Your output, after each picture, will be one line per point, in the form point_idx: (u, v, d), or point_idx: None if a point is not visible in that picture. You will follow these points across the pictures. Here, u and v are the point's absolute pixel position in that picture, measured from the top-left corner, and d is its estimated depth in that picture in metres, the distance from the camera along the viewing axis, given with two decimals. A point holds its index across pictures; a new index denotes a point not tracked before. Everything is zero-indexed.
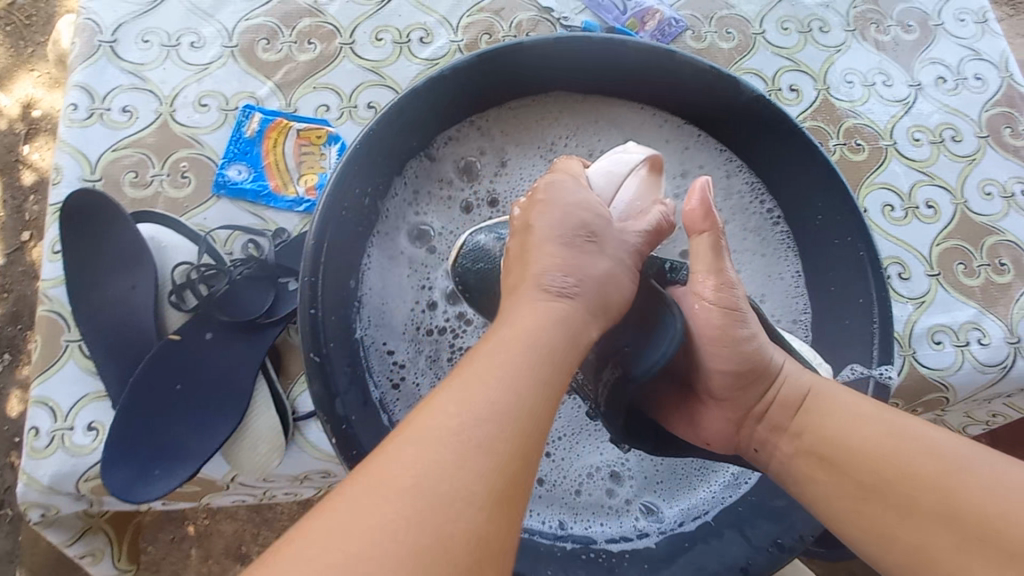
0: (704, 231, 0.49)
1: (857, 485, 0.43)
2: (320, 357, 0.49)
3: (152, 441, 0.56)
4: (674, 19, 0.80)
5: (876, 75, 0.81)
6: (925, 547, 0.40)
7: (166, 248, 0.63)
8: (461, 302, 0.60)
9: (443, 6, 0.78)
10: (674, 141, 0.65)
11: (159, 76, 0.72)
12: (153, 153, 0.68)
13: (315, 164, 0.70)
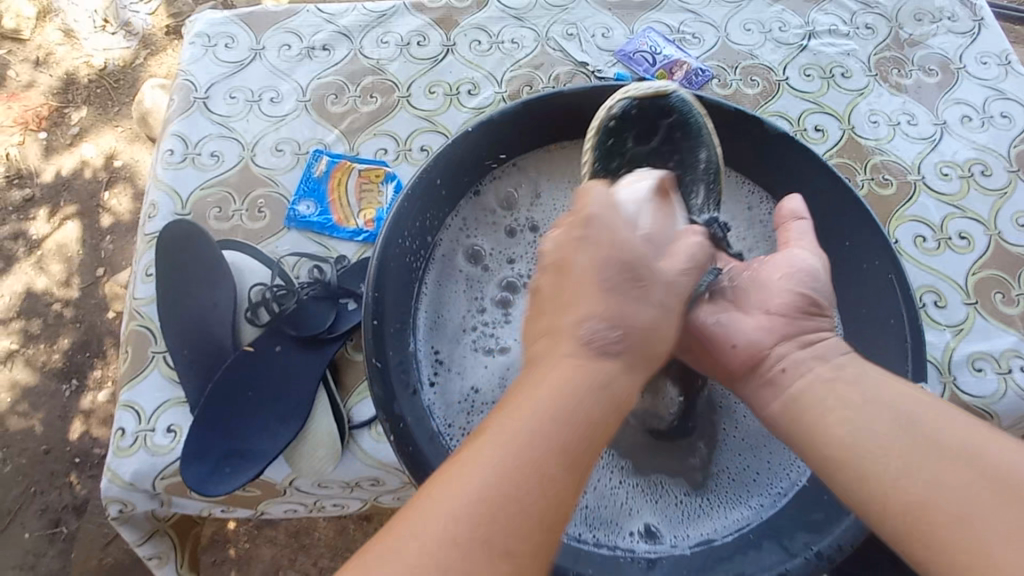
0: (800, 218, 0.57)
1: (895, 421, 0.41)
2: (381, 363, 0.54)
3: (226, 441, 0.61)
4: (700, 70, 0.87)
5: (901, 115, 0.85)
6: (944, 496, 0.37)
7: (245, 271, 0.72)
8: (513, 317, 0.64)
9: (489, 63, 0.88)
10: None
11: (243, 126, 0.83)
12: (234, 191, 0.78)
13: (373, 200, 0.78)
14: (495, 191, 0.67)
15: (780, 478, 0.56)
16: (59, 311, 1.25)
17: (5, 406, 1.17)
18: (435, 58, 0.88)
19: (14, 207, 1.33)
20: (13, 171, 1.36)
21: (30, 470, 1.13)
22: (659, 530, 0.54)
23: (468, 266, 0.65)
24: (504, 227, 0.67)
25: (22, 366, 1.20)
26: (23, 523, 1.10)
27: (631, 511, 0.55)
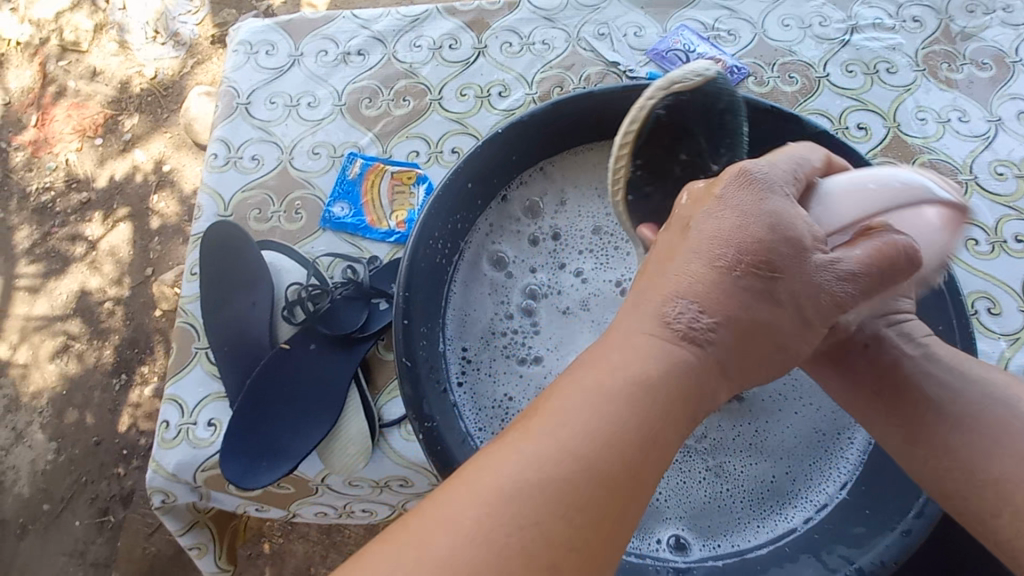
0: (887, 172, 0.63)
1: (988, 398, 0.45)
2: (410, 363, 0.55)
3: (261, 437, 0.64)
4: (736, 67, 0.85)
5: (951, 112, 0.81)
6: None
7: (281, 271, 0.74)
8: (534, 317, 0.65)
9: (520, 64, 0.88)
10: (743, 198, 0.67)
11: (282, 130, 0.86)
12: (273, 194, 0.81)
13: (406, 202, 0.80)
14: (520, 197, 0.68)
15: (822, 487, 0.54)
16: (111, 309, 1.31)
17: (60, 399, 1.24)
18: (467, 60, 0.89)
19: (72, 210, 1.41)
20: (71, 176, 1.44)
21: (84, 458, 1.20)
22: (689, 540, 0.53)
23: (493, 272, 0.66)
24: (528, 234, 0.67)
25: (77, 361, 1.27)
26: (76, 509, 1.17)
27: (659, 519, 0.54)
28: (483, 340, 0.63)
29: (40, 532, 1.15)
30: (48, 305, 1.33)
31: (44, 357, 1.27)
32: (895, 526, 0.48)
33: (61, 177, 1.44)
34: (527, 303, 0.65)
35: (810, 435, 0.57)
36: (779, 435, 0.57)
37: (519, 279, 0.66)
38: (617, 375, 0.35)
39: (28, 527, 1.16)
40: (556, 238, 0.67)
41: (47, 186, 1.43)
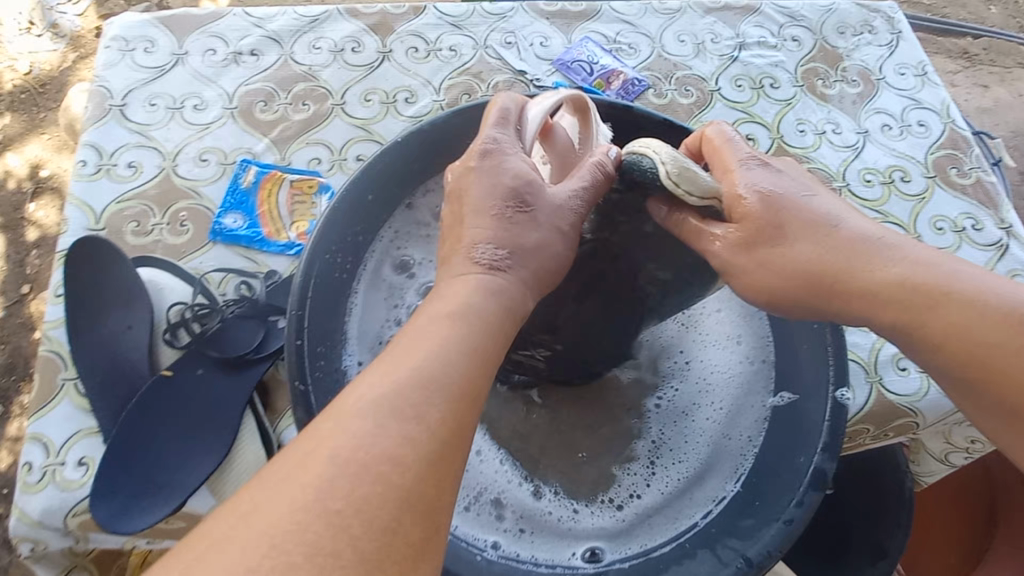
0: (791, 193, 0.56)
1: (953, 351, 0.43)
2: (305, 386, 0.52)
3: (139, 475, 0.57)
4: (637, 79, 0.89)
5: (826, 124, 0.89)
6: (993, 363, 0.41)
7: (163, 289, 0.67)
8: None
9: (427, 70, 0.87)
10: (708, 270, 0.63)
11: (165, 135, 0.79)
12: (155, 205, 0.74)
13: (306, 212, 0.75)
14: (427, 202, 0.64)
15: (723, 483, 0.56)
16: None
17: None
18: (372, 65, 0.86)
19: None
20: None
21: None
22: (603, 548, 0.53)
23: (396, 277, 0.62)
24: (437, 238, 0.64)
25: None
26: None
27: (573, 534, 0.54)
28: (377, 347, 0.59)
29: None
30: None
31: None
32: (778, 516, 0.52)
33: None
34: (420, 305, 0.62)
35: (709, 437, 0.59)
36: (683, 441, 0.60)
37: (422, 282, 0.63)
38: (455, 321, 0.38)
39: None
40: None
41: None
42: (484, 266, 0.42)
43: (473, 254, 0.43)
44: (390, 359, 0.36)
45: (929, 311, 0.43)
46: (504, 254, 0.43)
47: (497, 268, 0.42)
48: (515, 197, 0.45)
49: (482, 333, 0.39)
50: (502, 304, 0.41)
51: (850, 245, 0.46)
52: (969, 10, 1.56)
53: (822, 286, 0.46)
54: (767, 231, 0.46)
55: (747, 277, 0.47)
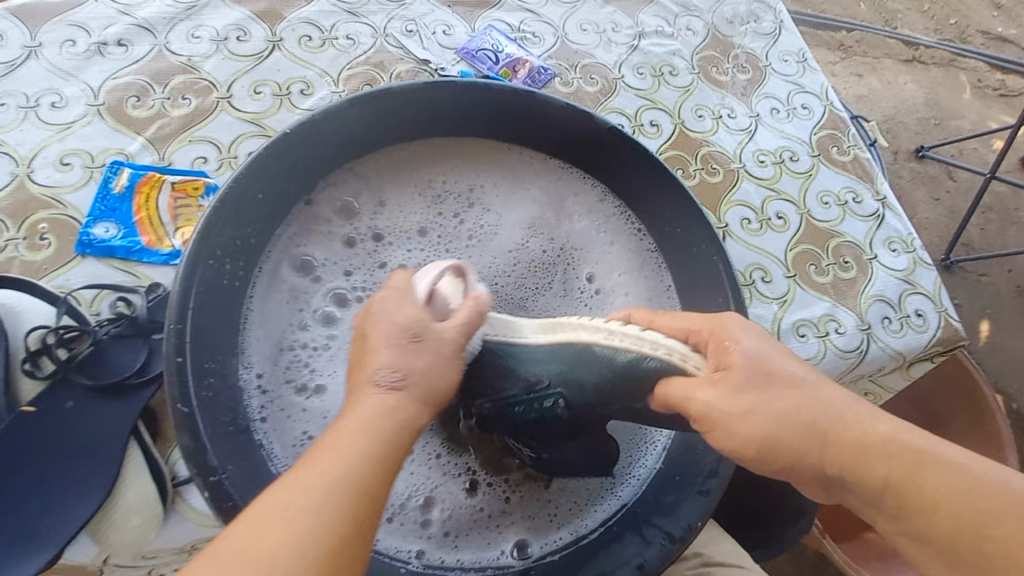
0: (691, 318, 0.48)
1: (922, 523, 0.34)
2: (188, 409, 0.46)
3: (0, 531, 0.50)
4: (543, 68, 0.89)
5: (722, 109, 0.93)
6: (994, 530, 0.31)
7: (19, 313, 0.58)
8: (340, 325, 0.57)
9: (324, 60, 0.82)
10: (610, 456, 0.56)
11: (16, 138, 0.69)
12: (7, 218, 0.64)
13: (192, 216, 0.68)
14: (329, 198, 0.61)
15: (645, 464, 0.57)
16: None
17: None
18: (260, 55, 0.80)
19: None
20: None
21: None
22: (530, 542, 0.52)
23: (295, 279, 0.58)
24: (341, 236, 0.61)
25: None
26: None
27: (500, 530, 0.52)
28: (276, 355, 0.54)
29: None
30: None
31: None
32: (695, 487, 0.54)
33: None
34: (333, 311, 0.58)
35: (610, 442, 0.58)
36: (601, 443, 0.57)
37: (327, 285, 0.58)
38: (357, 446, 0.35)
39: None
40: (377, 239, 0.61)
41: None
42: (383, 387, 0.38)
43: (373, 376, 0.39)
44: (313, 465, 0.34)
45: (926, 484, 0.34)
46: (401, 375, 0.39)
47: (396, 387, 0.38)
48: (411, 326, 0.42)
49: (393, 436, 0.36)
50: (394, 427, 0.37)
51: (856, 409, 0.38)
52: (843, 6, 1.70)
53: (801, 443, 0.38)
54: (761, 385, 0.41)
55: (721, 434, 0.42)
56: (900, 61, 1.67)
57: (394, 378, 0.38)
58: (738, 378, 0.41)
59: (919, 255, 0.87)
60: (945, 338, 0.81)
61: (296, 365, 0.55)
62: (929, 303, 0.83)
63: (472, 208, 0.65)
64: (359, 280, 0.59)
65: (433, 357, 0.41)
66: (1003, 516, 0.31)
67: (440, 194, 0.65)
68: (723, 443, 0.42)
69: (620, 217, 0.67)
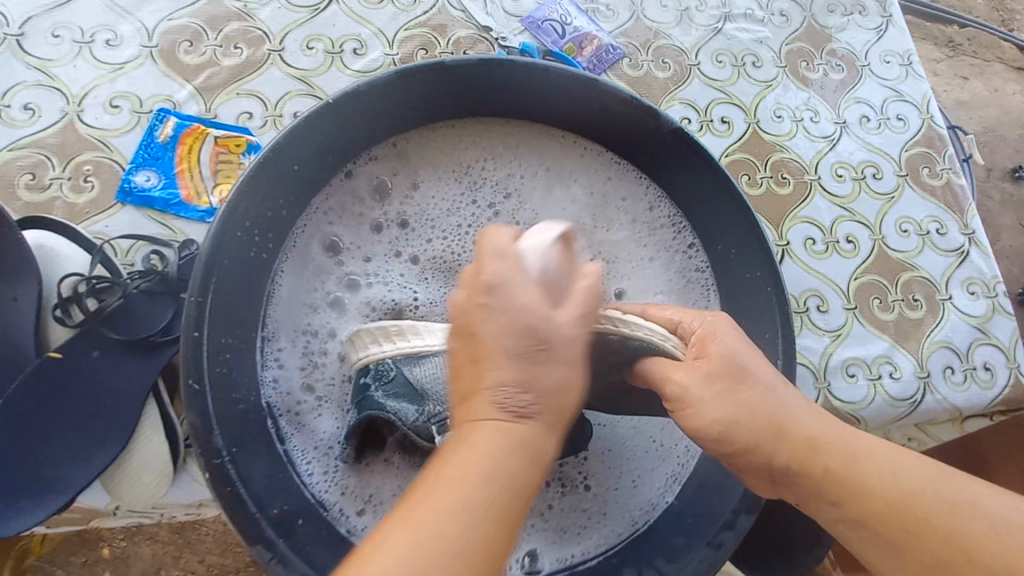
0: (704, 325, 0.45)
1: (879, 501, 0.37)
2: (199, 387, 0.45)
3: (22, 471, 0.51)
4: (612, 46, 0.81)
5: (804, 111, 0.84)
6: (901, 479, 0.38)
7: (56, 256, 0.58)
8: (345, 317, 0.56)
9: (380, 18, 0.77)
10: (620, 469, 0.55)
11: (69, 74, 0.68)
12: (54, 155, 0.65)
13: (232, 173, 0.67)
14: (367, 172, 0.58)
15: (664, 492, 0.54)
16: None
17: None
18: (316, 7, 0.76)
19: None
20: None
21: None
22: (540, 554, 0.51)
23: (320, 255, 0.56)
24: (372, 220, 0.58)
25: None
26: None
27: (513, 537, 0.51)
28: (293, 336, 0.54)
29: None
30: None
31: None
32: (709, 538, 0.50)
33: None
34: (341, 297, 0.56)
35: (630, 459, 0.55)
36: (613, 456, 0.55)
37: (345, 268, 0.57)
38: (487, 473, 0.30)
39: None
40: (403, 225, 0.59)
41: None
42: (508, 413, 0.33)
43: (495, 398, 0.33)
44: (422, 492, 0.29)
45: (859, 469, 0.38)
46: (530, 399, 0.33)
47: (523, 415, 0.33)
48: (536, 331, 0.35)
49: (519, 482, 0.31)
50: (521, 471, 0.31)
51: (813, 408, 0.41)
52: None
53: (756, 431, 0.41)
54: (731, 378, 0.42)
55: (693, 413, 0.42)
56: (1014, 67, 1.48)
57: (520, 405, 0.33)
58: (715, 368, 0.43)
59: (999, 302, 0.77)
60: (1012, 398, 0.73)
61: (305, 354, 0.54)
62: (1000, 356, 0.75)
63: (508, 200, 0.61)
64: (377, 267, 0.58)
65: (557, 371, 0.35)
66: (928, 492, 0.37)
67: (481, 182, 0.61)
68: (692, 422, 0.43)
69: (671, 228, 0.62)
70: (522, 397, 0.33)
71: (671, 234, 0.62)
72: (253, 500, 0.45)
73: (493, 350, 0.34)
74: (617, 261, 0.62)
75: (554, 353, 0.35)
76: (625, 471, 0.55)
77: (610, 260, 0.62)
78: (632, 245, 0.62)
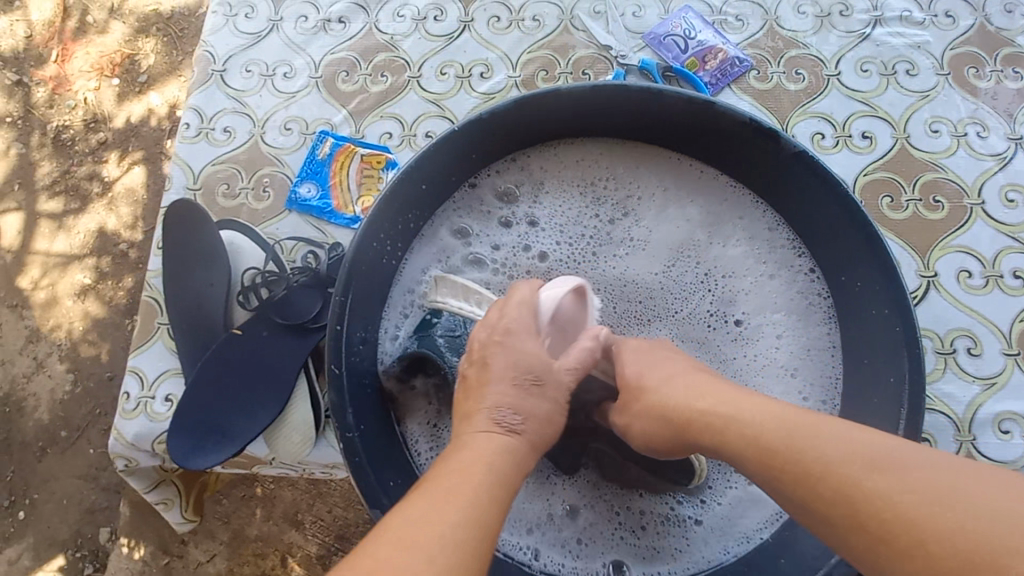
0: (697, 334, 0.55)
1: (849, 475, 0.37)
2: (338, 372, 0.53)
3: (208, 421, 0.64)
4: (739, 59, 0.79)
5: (969, 125, 0.74)
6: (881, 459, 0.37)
7: (242, 254, 0.74)
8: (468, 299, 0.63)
9: (506, 43, 0.83)
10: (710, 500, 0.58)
11: (256, 102, 0.83)
12: (242, 169, 0.79)
13: (373, 187, 0.77)
14: (493, 181, 0.64)
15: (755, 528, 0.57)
16: (125, 250, 1.31)
17: (80, 333, 1.27)
18: (451, 35, 0.84)
19: (89, 149, 1.36)
20: (89, 114, 1.38)
21: (99, 391, 1.24)
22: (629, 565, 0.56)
23: (451, 241, 0.64)
24: (498, 217, 0.65)
25: (93, 299, 1.28)
26: (90, 438, 1.22)
27: (606, 543, 0.57)
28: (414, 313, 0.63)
29: (57, 456, 1.21)
30: (68, 242, 1.32)
31: (63, 293, 1.29)
32: None
33: (81, 115, 1.38)
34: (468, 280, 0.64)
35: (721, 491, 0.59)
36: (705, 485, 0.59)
37: (473, 255, 0.64)
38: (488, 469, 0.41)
39: (47, 450, 1.21)
40: (528, 226, 0.65)
41: (66, 124, 1.38)
42: (501, 428, 0.45)
43: (493, 415, 0.45)
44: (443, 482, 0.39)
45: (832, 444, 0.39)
46: (521, 419, 0.46)
47: (513, 431, 0.45)
48: (534, 371, 0.49)
49: (507, 474, 0.42)
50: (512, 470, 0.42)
51: (789, 420, 0.42)
52: None
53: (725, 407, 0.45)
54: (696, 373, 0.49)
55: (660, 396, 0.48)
56: None
57: (511, 423, 0.45)
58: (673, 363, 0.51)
59: None
60: None
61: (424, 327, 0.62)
62: None
63: (626, 214, 0.64)
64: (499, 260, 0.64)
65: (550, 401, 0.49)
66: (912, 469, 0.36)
67: (597, 194, 0.65)
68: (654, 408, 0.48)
69: (791, 250, 0.61)
70: (513, 419, 0.45)
71: (791, 256, 0.61)
72: (374, 475, 0.52)
73: (495, 377, 0.48)
74: (731, 279, 0.62)
75: (545, 390, 0.49)
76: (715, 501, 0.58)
77: (723, 279, 0.62)
78: (749, 262, 0.62)
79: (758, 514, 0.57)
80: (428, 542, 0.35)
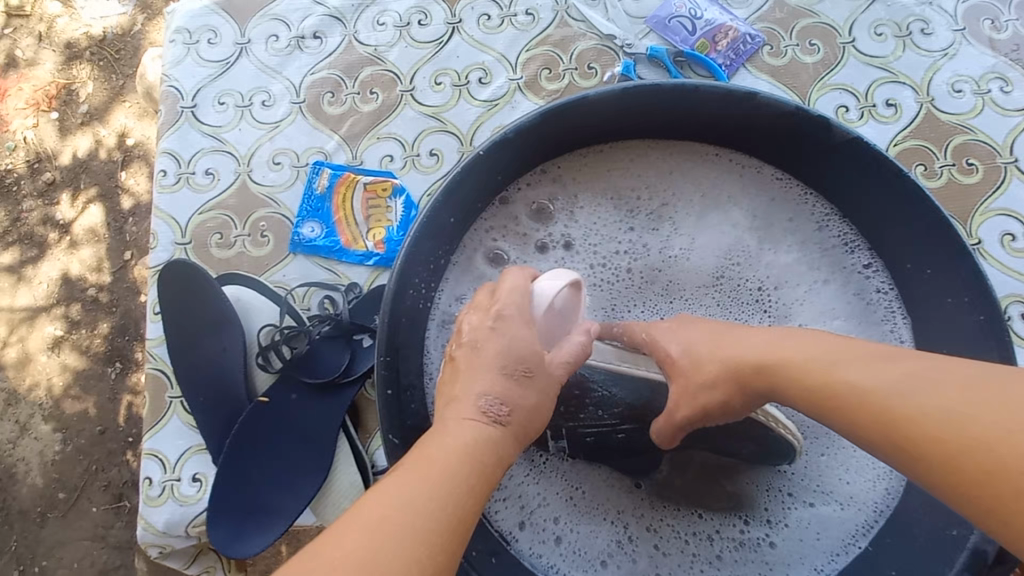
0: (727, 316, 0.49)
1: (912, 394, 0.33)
2: (399, 439, 0.48)
3: (247, 500, 0.60)
4: (749, 35, 0.74)
5: (992, 81, 0.71)
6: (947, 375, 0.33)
7: (253, 312, 0.68)
8: None
9: (501, 42, 0.77)
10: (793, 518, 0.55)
11: (236, 137, 0.76)
12: (234, 215, 0.72)
13: (382, 217, 0.71)
14: (522, 199, 0.59)
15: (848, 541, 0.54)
16: (94, 296, 1.21)
17: (60, 391, 1.17)
18: (440, 40, 0.77)
19: (37, 192, 1.25)
20: (31, 154, 1.26)
21: (91, 449, 1.15)
22: None
23: (486, 269, 0.59)
24: (534, 239, 0.59)
25: (69, 353, 1.18)
26: (91, 498, 1.14)
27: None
28: None
29: (59, 522, 1.13)
30: (30, 295, 1.21)
31: (35, 349, 1.19)
32: None
33: (22, 156, 1.26)
34: None
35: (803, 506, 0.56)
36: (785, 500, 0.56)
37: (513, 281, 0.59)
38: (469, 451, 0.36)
39: (47, 516, 1.13)
40: (566, 246, 0.59)
41: (7, 167, 1.26)
42: (484, 418, 0.38)
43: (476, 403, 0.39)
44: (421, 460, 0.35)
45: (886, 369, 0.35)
46: (506, 408, 0.39)
47: (496, 421, 0.39)
48: (525, 361, 0.41)
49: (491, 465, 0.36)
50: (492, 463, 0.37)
51: (831, 368, 0.37)
52: None
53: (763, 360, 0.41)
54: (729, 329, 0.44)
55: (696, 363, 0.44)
56: None
57: (496, 412, 0.39)
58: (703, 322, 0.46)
59: None
60: None
61: None
62: None
63: (663, 221, 0.60)
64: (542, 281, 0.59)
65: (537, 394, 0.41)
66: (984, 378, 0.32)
67: (630, 206, 0.60)
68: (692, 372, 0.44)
69: (845, 246, 0.58)
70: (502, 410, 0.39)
71: (843, 255, 0.58)
72: None
73: (483, 364, 0.41)
74: (781, 288, 0.58)
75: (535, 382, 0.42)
76: (799, 515, 0.55)
77: (776, 287, 0.59)
78: (801, 267, 0.59)
79: (848, 526, 0.54)
80: (392, 539, 0.31)
